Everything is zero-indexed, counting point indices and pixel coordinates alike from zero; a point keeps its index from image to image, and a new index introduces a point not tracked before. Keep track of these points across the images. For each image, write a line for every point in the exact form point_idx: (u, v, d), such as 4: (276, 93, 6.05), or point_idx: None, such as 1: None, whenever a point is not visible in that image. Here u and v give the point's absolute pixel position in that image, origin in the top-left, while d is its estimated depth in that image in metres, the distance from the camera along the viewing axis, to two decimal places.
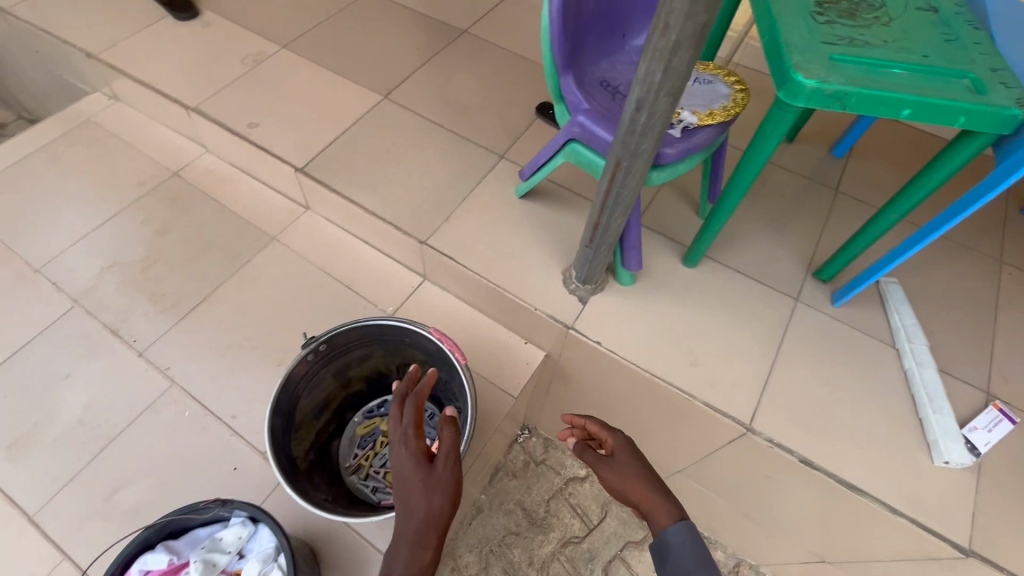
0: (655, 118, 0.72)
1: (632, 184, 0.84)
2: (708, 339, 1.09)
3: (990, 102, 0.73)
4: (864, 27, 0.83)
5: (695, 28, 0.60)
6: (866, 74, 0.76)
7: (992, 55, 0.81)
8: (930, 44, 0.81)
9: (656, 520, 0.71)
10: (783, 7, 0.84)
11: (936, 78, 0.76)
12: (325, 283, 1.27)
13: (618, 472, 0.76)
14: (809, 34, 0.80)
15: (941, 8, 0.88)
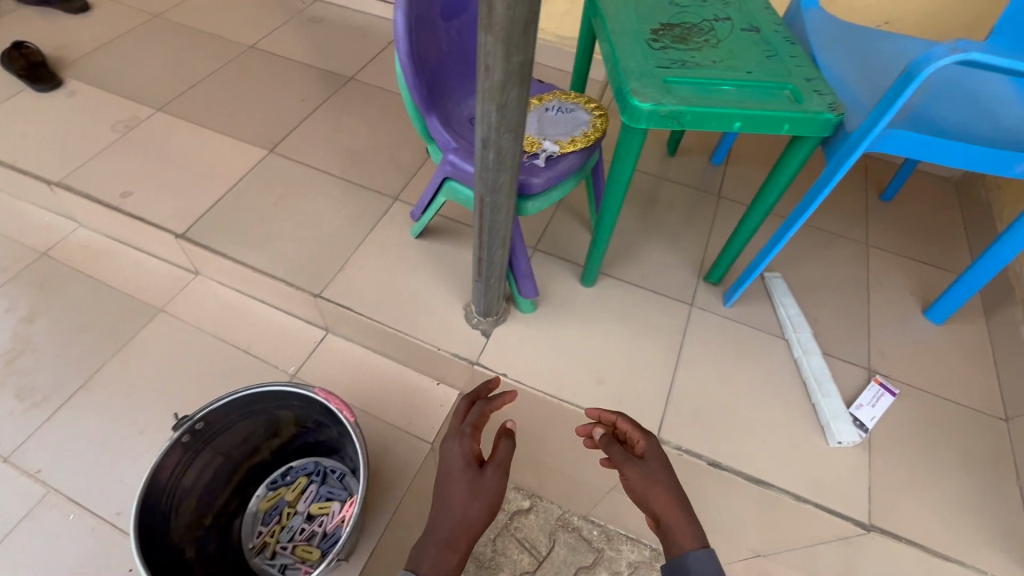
0: (502, 154, 0.73)
1: (503, 219, 0.86)
2: (612, 355, 1.11)
3: (807, 109, 0.80)
4: (695, 50, 0.89)
5: (513, 68, 0.62)
6: (698, 93, 0.81)
7: (807, 67, 0.89)
8: (754, 61, 0.88)
9: (677, 538, 0.72)
10: (621, 38, 0.90)
11: (761, 92, 0.83)
12: (219, 350, 1.20)
13: (644, 476, 0.77)
14: (645, 61, 0.85)
15: (763, 28, 0.96)
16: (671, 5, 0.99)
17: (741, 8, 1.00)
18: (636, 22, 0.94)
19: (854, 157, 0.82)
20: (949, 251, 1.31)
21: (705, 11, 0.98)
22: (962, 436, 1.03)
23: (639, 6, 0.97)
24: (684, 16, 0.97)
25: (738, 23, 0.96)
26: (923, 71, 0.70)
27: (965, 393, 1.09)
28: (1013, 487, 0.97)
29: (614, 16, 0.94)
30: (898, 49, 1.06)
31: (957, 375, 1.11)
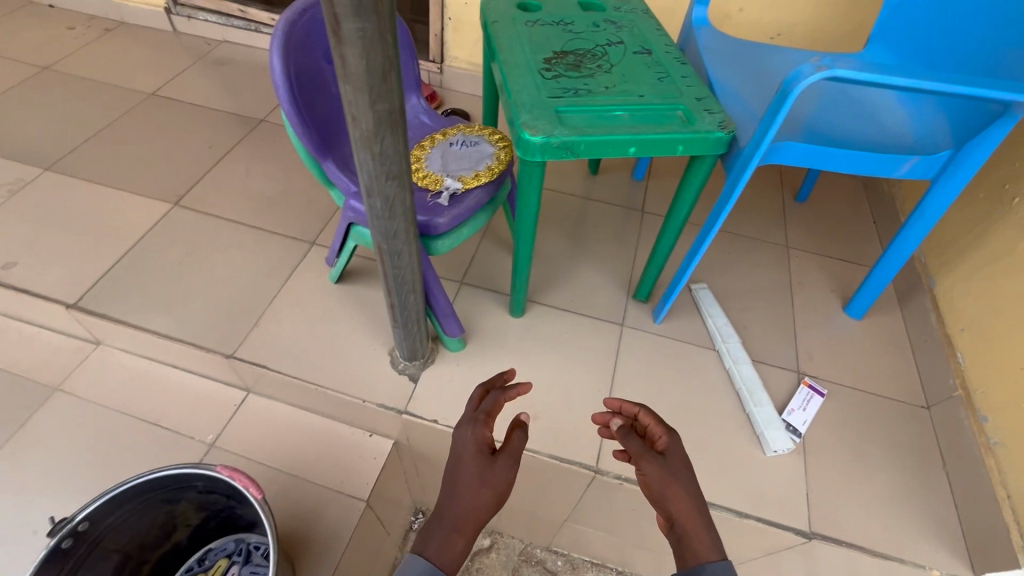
0: (390, 201, 0.69)
1: (409, 263, 0.82)
2: (546, 387, 1.08)
3: (698, 128, 0.80)
4: (588, 77, 0.89)
5: (377, 116, 0.59)
6: (591, 120, 0.80)
7: (698, 86, 0.89)
8: (646, 84, 0.89)
9: (694, 545, 0.66)
10: (513, 69, 0.89)
11: (653, 114, 0.83)
12: (126, 426, 1.10)
13: (664, 475, 0.71)
14: (537, 92, 0.84)
15: (655, 50, 0.97)
16: (564, 32, 0.99)
17: (633, 32, 1.01)
18: (529, 52, 0.93)
19: (748, 172, 0.83)
20: (862, 246, 1.36)
21: (598, 36, 0.99)
22: (890, 428, 1.05)
23: (532, 35, 0.97)
24: (577, 43, 0.97)
25: (631, 46, 0.97)
26: (796, 88, 0.71)
27: (888, 384, 1.12)
28: (942, 474, 0.99)
29: (507, 47, 0.94)
30: (785, 61, 1.10)
31: (880, 367, 1.14)
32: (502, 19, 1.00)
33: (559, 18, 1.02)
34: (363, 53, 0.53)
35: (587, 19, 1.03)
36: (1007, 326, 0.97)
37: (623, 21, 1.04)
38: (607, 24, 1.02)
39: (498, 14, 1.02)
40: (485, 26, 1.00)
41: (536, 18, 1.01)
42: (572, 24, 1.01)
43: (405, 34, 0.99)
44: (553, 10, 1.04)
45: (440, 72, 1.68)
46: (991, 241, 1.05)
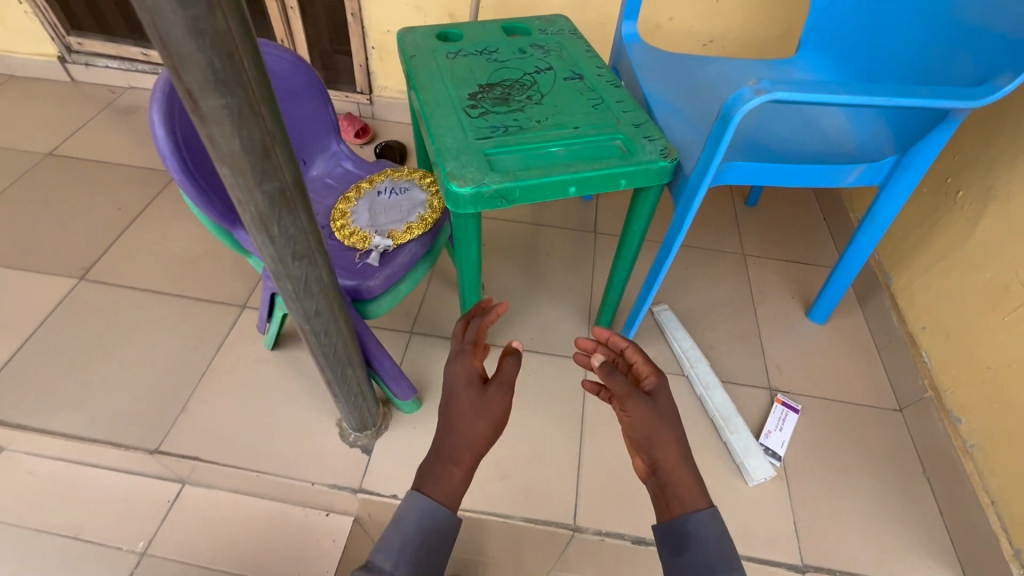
0: (301, 281, 0.60)
1: (342, 336, 0.73)
2: (512, 440, 1.00)
3: (640, 160, 0.75)
4: (518, 110, 0.82)
5: (267, 198, 0.50)
6: (525, 161, 0.74)
7: (635, 111, 0.84)
8: (581, 113, 0.83)
9: (680, 496, 0.61)
10: (436, 109, 0.81)
11: (591, 148, 0.77)
12: (39, 545, 0.96)
13: (650, 417, 0.64)
14: (463, 133, 0.77)
15: (587, 74, 0.91)
16: (489, 61, 0.92)
17: (562, 56, 0.95)
18: (452, 87, 0.85)
19: (698, 200, 0.78)
20: (816, 246, 1.35)
21: (525, 63, 0.92)
22: (868, 436, 1.02)
23: (454, 68, 0.90)
24: (503, 73, 0.90)
25: (561, 71, 0.91)
26: (737, 113, 0.66)
27: (859, 389, 1.09)
28: (924, 479, 0.97)
29: (427, 83, 0.86)
30: (720, 72, 1.07)
31: (849, 372, 1.12)
32: (420, 53, 0.92)
33: (482, 47, 0.95)
34: (235, 134, 0.44)
35: (513, 45, 0.96)
36: (969, 324, 0.96)
37: (551, 45, 0.98)
38: (534, 49, 0.96)
39: (415, 47, 0.94)
40: (403, 62, 0.92)
41: (457, 48, 0.94)
42: (497, 53, 0.94)
43: (311, 77, 0.89)
44: (475, 39, 0.97)
45: (370, 103, 1.59)
46: (941, 237, 1.04)
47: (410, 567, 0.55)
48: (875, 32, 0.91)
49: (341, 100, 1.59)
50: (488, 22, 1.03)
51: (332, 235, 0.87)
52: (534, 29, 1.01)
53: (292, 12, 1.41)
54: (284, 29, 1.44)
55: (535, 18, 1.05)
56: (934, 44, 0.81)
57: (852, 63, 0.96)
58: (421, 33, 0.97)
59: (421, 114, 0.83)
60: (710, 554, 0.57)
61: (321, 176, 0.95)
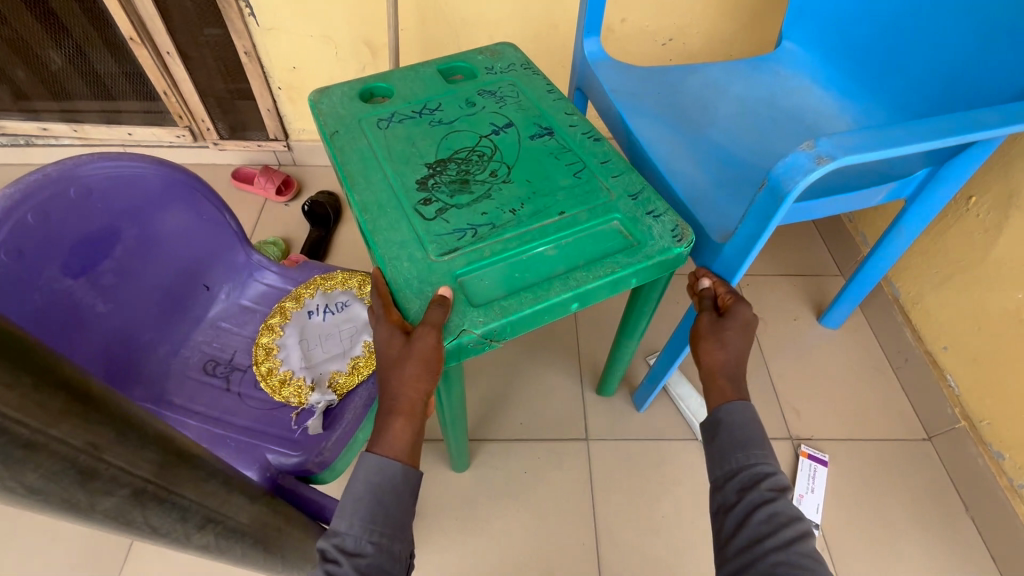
0: (215, 539, 0.41)
1: (292, 547, 0.54)
2: (518, 558, 0.86)
3: (651, 253, 0.60)
4: (484, 196, 0.65)
5: (108, 515, 0.30)
6: (508, 279, 0.58)
7: (627, 175, 0.67)
8: (562, 187, 0.66)
9: (714, 398, 0.61)
10: (380, 213, 0.62)
11: (586, 242, 0.61)
12: None
13: (709, 331, 0.62)
14: (422, 249, 0.59)
15: (556, 124, 0.74)
16: (433, 124, 0.73)
17: (521, 103, 0.77)
18: (395, 173, 0.66)
19: (744, 270, 0.67)
20: (807, 254, 1.24)
21: (478, 120, 0.74)
22: (902, 479, 0.94)
23: (391, 142, 0.70)
24: (455, 139, 0.71)
25: (524, 126, 0.73)
26: (795, 185, 0.53)
27: (884, 422, 1.00)
28: (970, 522, 0.89)
29: (361, 172, 0.66)
30: (703, 81, 0.94)
31: (869, 402, 1.03)
32: (344, 125, 0.73)
33: (419, 104, 0.76)
34: (12, 481, 0.24)
35: (458, 97, 0.77)
36: (1000, 346, 0.86)
37: (503, 88, 0.79)
38: (484, 97, 0.78)
39: (335, 117, 0.74)
40: (324, 138, 0.72)
41: (390, 111, 0.75)
42: (441, 110, 0.75)
43: (188, 175, 0.65)
44: (408, 93, 0.78)
45: (288, 149, 1.36)
46: (954, 248, 0.94)
47: (368, 526, 0.48)
48: (880, 22, 0.82)
49: (253, 151, 1.36)
50: (419, 64, 0.83)
51: (258, 384, 0.67)
52: (479, 68, 0.82)
53: (170, 58, 1.16)
54: (165, 79, 1.19)
55: (476, 51, 0.86)
56: (956, 36, 0.73)
57: (858, 57, 0.87)
58: (338, 95, 0.77)
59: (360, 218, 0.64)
60: (734, 436, 0.57)
61: (234, 299, 0.75)
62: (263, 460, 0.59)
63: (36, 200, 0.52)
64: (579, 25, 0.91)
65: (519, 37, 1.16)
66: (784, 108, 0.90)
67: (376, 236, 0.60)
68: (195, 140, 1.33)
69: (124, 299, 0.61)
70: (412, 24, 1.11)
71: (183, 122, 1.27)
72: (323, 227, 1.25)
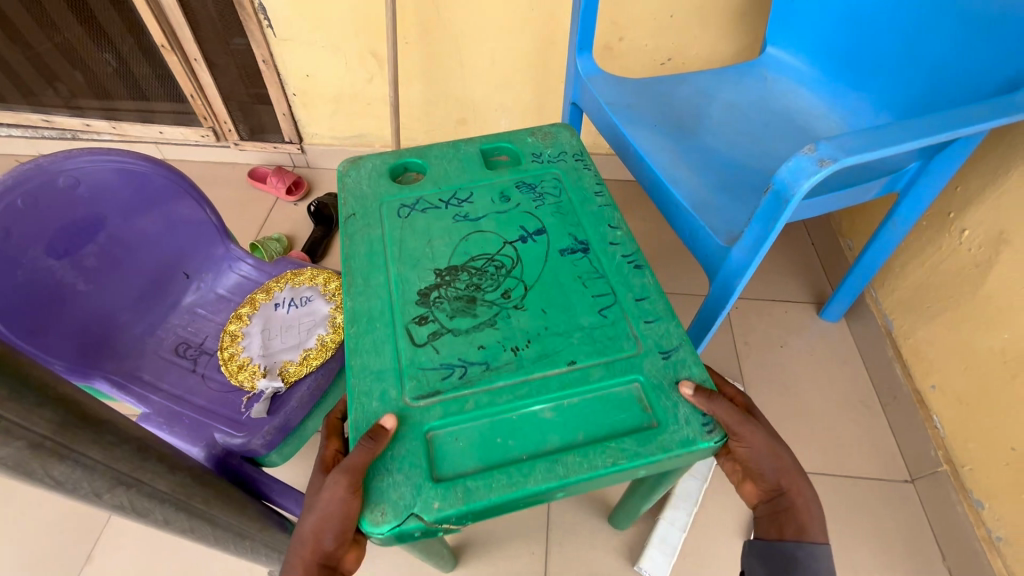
0: (136, 496, 0.46)
1: (226, 520, 0.57)
2: (469, 560, 0.87)
3: (668, 445, 0.50)
4: (488, 326, 0.60)
5: (6, 463, 0.34)
6: (490, 445, 0.52)
7: (662, 324, 0.60)
8: (579, 327, 0.59)
9: (799, 519, 0.51)
10: (370, 331, 0.59)
11: (592, 407, 0.54)
12: None
13: (770, 444, 0.52)
14: (399, 387, 0.55)
15: (591, 239, 0.67)
16: (458, 219, 0.69)
17: (558, 206, 0.71)
18: (396, 277, 0.63)
19: (749, 274, 0.64)
20: (804, 279, 1.20)
21: (507, 222, 0.69)
22: (876, 519, 0.90)
23: (407, 236, 0.68)
24: (472, 244, 0.67)
25: (557, 238, 0.67)
26: (798, 190, 0.52)
27: (863, 458, 0.96)
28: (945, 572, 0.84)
29: (361, 271, 0.64)
30: (696, 90, 0.95)
31: (851, 435, 0.99)
32: (363, 207, 0.71)
33: (452, 191, 0.73)
34: None
35: (490, 187, 0.73)
36: (986, 388, 0.82)
37: (544, 184, 0.74)
38: (520, 190, 0.73)
39: (354, 190, 0.73)
40: (341, 209, 0.71)
41: (415, 197, 0.72)
42: (470, 203, 0.71)
43: (173, 173, 0.71)
44: (443, 175, 0.75)
45: (302, 152, 1.44)
46: (945, 282, 0.90)
47: None
48: (867, 25, 0.82)
49: (270, 152, 1.45)
50: (464, 141, 0.80)
51: (220, 368, 0.72)
52: (526, 153, 0.78)
53: (198, 64, 1.26)
54: (192, 83, 1.29)
55: (528, 131, 0.81)
56: (937, 38, 0.73)
57: (848, 61, 0.87)
58: (369, 168, 0.76)
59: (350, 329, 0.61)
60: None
61: (211, 287, 0.80)
62: (211, 439, 0.63)
63: (29, 186, 0.59)
64: (572, 42, 0.93)
65: (517, 51, 1.19)
66: (778, 114, 0.90)
67: (356, 357, 0.57)
68: (218, 140, 1.43)
69: (104, 280, 0.68)
70: (415, 38, 1.17)
71: (207, 122, 1.37)
72: (326, 226, 1.32)
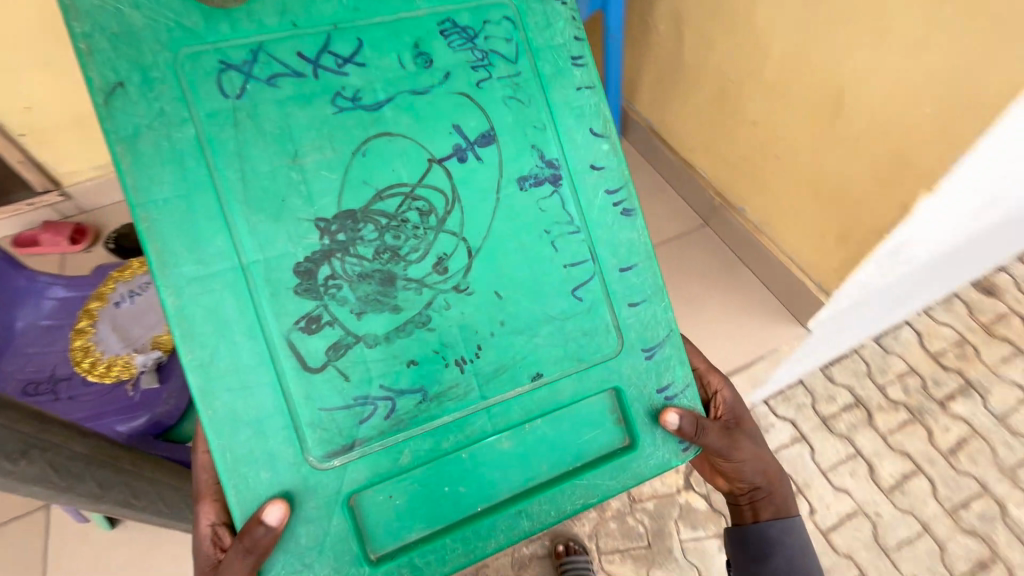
0: (56, 470, 0.49)
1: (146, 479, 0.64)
2: None
3: (639, 475, 0.72)
4: (418, 326, 0.64)
5: None
6: (457, 502, 0.66)
7: (648, 309, 0.74)
8: (548, 318, 0.69)
9: (778, 504, 0.86)
10: (233, 348, 0.57)
11: (554, 435, 0.70)
12: None
13: (757, 457, 0.82)
14: (299, 447, 0.59)
15: (563, 153, 0.71)
16: (318, 93, 0.61)
17: (512, 83, 0.70)
18: (253, 242, 0.58)
19: None
20: None
21: (424, 115, 0.65)
22: (692, 261, 1.18)
23: (257, 136, 0.59)
24: (373, 161, 0.63)
25: (506, 138, 0.69)
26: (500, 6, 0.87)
27: (671, 223, 1.24)
28: (746, 270, 1.15)
29: (172, 225, 0.56)
30: None
31: (658, 214, 1.25)
32: (142, 70, 0.56)
33: (322, 44, 0.62)
34: None
35: (396, 38, 0.66)
36: (713, 130, 1.10)
37: (490, 36, 0.70)
38: (453, 40, 0.68)
39: (131, 33, 0.56)
40: (94, 92, 0.55)
41: (248, 51, 0.59)
42: (353, 69, 0.63)
43: None
44: (303, 5, 0.62)
45: (65, 198, 1.30)
46: (663, 72, 1.16)
47: None
48: None
49: (27, 212, 1.29)
50: None
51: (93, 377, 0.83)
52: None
53: None
54: None
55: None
56: None
57: None
58: None
59: (188, 353, 0.56)
60: (784, 544, 0.83)
61: None
62: None
63: None
64: None
65: None
66: None
67: (215, 405, 0.57)
68: None
69: None
70: None
71: None
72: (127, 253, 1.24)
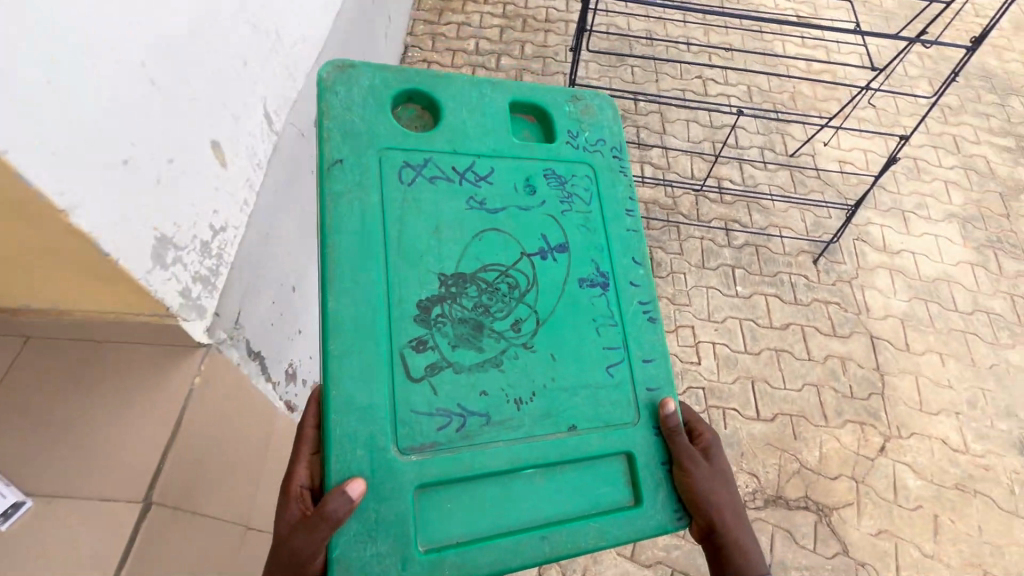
0: None
1: None
2: None
3: (638, 535, 0.90)
4: (494, 366, 0.88)
5: None
6: (499, 514, 0.85)
7: (660, 392, 0.96)
8: (596, 387, 0.93)
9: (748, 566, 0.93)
10: (365, 351, 0.82)
11: (587, 478, 0.90)
12: None
13: (727, 504, 0.92)
14: (393, 438, 0.81)
15: (613, 271, 1.00)
16: (463, 214, 0.93)
17: (584, 216, 1.01)
18: (394, 279, 0.86)
19: None
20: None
21: (524, 224, 0.96)
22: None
23: (400, 240, 0.88)
24: (485, 246, 0.93)
25: (574, 249, 0.98)
26: None
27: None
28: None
29: (346, 249, 0.85)
30: None
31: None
32: (366, 154, 0.90)
33: (468, 165, 0.96)
34: None
35: (516, 174, 0.99)
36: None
37: (574, 184, 1.03)
38: (548, 182, 1.01)
39: (357, 133, 0.91)
40: (325, 156, 0.88)
41: (426, 158, 0.94)
42: (483, 183, 0.96)
43: None
44: (464, 139, 0.97)
45: None
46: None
47: None
48: None
49: None
50: (492, 92, 1.02)
51: None
52: (558, 141, 1.05)
53: None
54: None
55: (568, 105, 1.09)
56: None
57: None
58: (373, 95, 0.94)
59: (333, 342, 0.81)
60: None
61: None
62: None
63: None
64: None
65: None
66: None
67: (340, 388, 0.80)
68: None
69: None
70: None
71: None
72: None
